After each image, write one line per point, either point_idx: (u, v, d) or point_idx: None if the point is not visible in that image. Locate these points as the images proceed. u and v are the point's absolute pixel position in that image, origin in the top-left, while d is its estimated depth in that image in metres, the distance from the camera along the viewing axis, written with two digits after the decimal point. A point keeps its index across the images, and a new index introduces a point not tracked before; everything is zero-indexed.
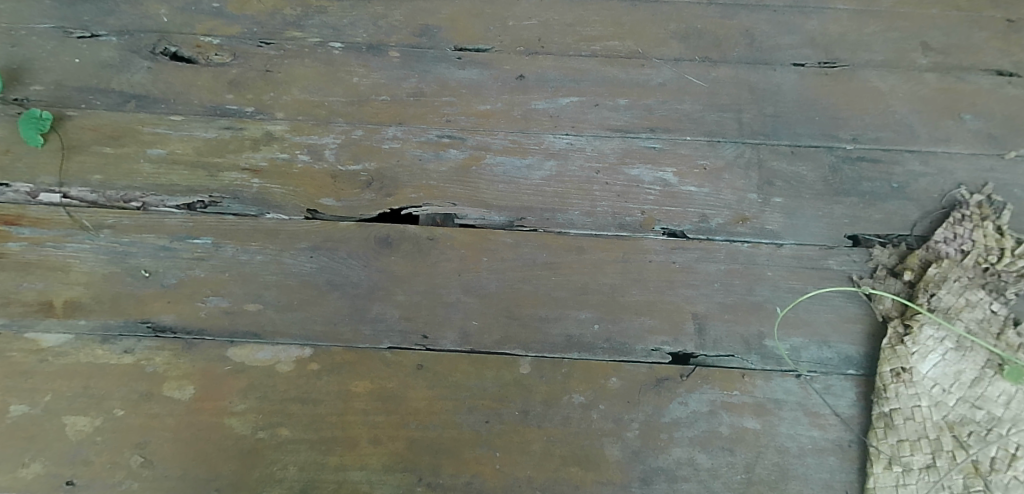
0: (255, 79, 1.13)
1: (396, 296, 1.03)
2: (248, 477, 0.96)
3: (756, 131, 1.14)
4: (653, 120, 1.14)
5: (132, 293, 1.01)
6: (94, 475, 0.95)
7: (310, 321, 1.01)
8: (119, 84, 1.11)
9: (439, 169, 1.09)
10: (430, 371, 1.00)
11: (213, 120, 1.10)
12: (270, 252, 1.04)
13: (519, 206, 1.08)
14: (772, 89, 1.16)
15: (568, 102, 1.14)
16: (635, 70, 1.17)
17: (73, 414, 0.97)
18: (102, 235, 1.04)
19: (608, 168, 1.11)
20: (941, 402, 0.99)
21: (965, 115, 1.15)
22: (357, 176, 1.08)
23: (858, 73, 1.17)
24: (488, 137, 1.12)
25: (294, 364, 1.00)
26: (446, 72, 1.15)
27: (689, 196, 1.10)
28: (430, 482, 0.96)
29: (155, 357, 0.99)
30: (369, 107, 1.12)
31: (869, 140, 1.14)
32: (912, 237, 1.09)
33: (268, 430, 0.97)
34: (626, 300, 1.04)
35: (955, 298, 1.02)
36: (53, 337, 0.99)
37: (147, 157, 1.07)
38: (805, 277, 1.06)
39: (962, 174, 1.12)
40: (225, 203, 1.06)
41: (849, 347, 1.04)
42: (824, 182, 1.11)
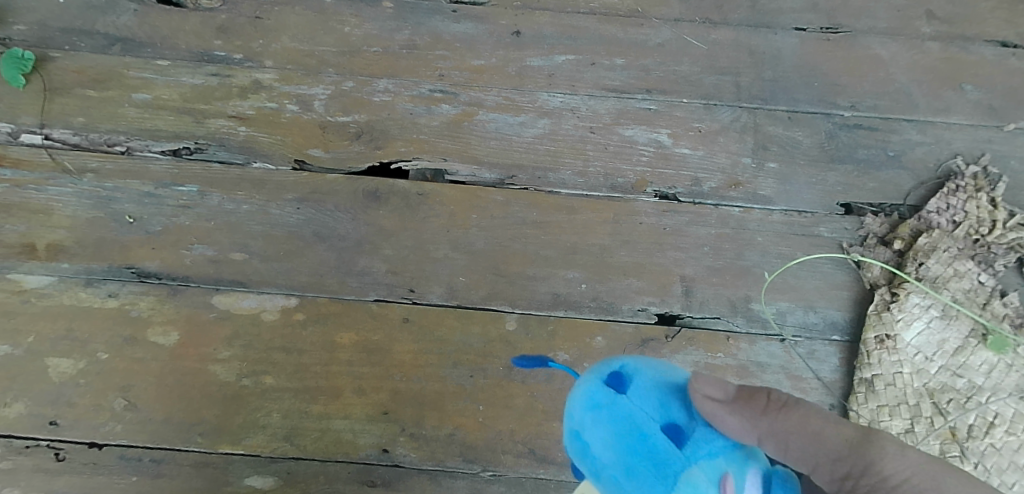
0: (244, 26, 1.10)
1: (384, 250, 1.02)
2: (231, 423, 0.96)
3: (753, 95, 1.12)
4: (649, 81, 1.12)
5: (116, 239, 1.01)
6: (77, 417, 0.95)
7: (297, 272, 1.01)
8: (105, 26, 1.08)
9: (431, 124, 1.08)
10: (415, 325, 1.00)
11: (200, 66, 1.08)
12: (256, 202, 1.03)
13: (510, 164, 1.07)
14: (772, 53, 1.14)
15: (564, 60, 1.12)
16: (634, 29, 1.14)
17: (56, 356, 0.97)
18: (85, 179, 1.02)
19: (601, 128, 1.10)
20: (923, 369, 1.00)
21: (965, 86, 1.13)
22: (346, 128, 1.07)
23: (860, 39, 1.15)
24: (482, 93, 1.10)
25: (280, 313, 0.99)
26: (441, 25, 1.12)
27: (682, 159, 1.09)
28: (412, 433, 0.97)
29: (139, 302, 0.99)
30: (361, 59, 1.10)
31: (867, 107, 1.12)
32: (905, 207, 1.09)
33: (251, 378, 0.97)
34: (614, 261, 1.04)
35: (944, 268, 1.03)
36: (35, 279, 0.99)
37: (133, 101, 1.06)
38: (795, 243, 1.06)
39: (959, 145, 1.11)
40: (211, 151, 1.05)
41: (835, 313, 1.04)
42: (819, 148, 1.10)
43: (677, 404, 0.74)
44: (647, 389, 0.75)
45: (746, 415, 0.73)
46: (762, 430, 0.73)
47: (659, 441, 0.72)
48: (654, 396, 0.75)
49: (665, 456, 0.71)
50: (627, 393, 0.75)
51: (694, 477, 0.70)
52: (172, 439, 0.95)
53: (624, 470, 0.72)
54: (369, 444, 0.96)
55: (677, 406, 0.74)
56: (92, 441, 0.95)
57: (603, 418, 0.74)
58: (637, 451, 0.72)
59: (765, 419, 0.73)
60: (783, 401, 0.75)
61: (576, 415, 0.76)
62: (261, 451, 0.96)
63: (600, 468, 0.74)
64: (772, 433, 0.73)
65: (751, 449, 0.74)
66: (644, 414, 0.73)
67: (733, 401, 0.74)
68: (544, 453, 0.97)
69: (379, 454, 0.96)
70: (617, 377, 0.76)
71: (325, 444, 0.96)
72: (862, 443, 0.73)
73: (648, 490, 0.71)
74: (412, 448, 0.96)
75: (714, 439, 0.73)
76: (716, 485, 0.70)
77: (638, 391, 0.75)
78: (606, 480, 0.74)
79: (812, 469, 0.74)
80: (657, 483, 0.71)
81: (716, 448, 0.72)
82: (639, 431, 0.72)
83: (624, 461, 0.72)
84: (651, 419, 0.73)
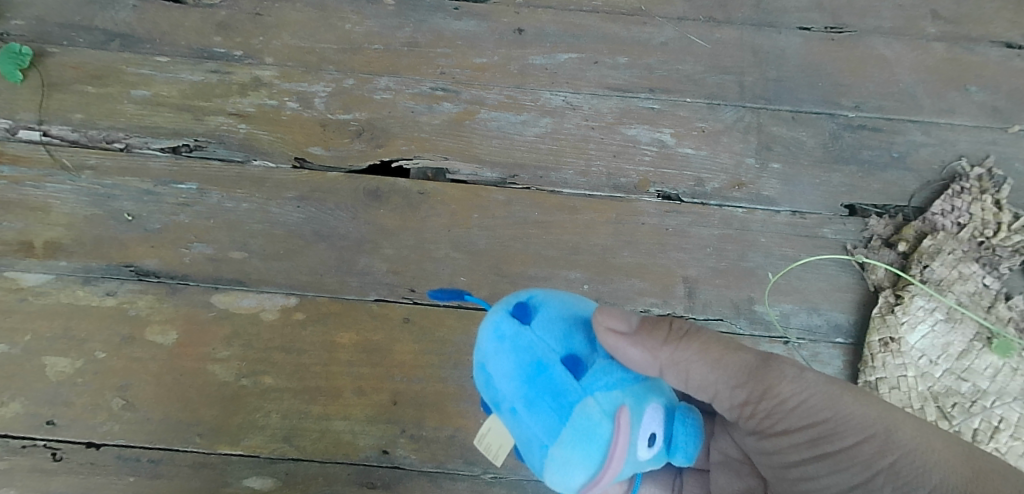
0: (244, 23, 1.09)
1: (385, 249, 1.02)
2: (229, 423, 0.95)
3: (757, 95, 1.11)
4: (652, 80, 1.11)
5: (115, 237, 1.00)
6: (74, 416, 0.94)
7: (297, 271, 1.00)
8: (104, 22, 1.07)
9: (432, 122, 1.07)
10: (416, 325, 0.99)
11: (200, 63, 1.07)
12: (256, 200, 1.02)
13: (512, 163, 1.07)
14: (775, 53, 1.13)
15: (567, 59, 1.11)
16: (637, 28, 1.13)
17: (54, 355, 0.96)
18: (83, 176, 1.01)
19: (604, 127, 1.09)
20: (927, 373, 1.00)
21: (970, 87, 1.13)
22: (347, 125, 1.06)
23: (864, 39, 1.14)
24: (483, 91, 1.09)
25: (279, 313, 0.99)
26: (442, 22, 1.11)
27: (685, 159, 1.08)
28: (413, 434, 0.96)
29: (137, 301, 0.98)
30: (362, 56, 1.09)
31: (871, 108, 1.12)
32: (910, 209, 1.08)
33: (251, 378, 0.96)
34: (617, 262, 1.03)
35: (948, 271, 1.02)
36: (33, 277, 0.98)
37: (132, 98, 1.05)
38: (798, 244, 1.05)
39: (963, 146, 1.10)
40: (211, 148, 1.04)
41: (839, 315, 1.03)
42: (823, 149, 1.09)
43: (580, 338, 0.71)
44: (552, 320, 0.71)
45: (650, 344, 0.73)
46: (665, 361, 0.74)
47: (559, 374, 0.68)
48: (557, 327, 0.70)
49: (565, 390, 0.67)
50: (530, 323, 0.70)
51: (589, 409, 0.67)
52: (170, 439, 0.94)
53: (521, 402, 0.68)
54: (369, 445, 0.95)
55: (580, 341, 0.70)
56: (89, 441, 0.94)
57: (504, 347, 0.69)
58: (535, 383, 0.67)
59: (666, 349, 0.75)
60: (685, 329, 0.79)
61: (481, 347, 0.71)
62: (260, 452, 0.95)
63: (499, 400, 0.69)
64: (672, 362, 0.75)
65: (646, 384, 0.72)
66: (545, 344, 0.69)
67: (635, 333, 0.73)
68: None
69: (379, 456, 0.95)
70: (522, 308, 0.71)
71: (324, 445, 0.95)
72: (758, 368, 0.79)
73: (545, 421, 0.67)
74: (412, 449, 0.95)
75: (612, 373, 0.70)
76: (614, 417, 0.67)
77: (544, 322, 0.70)
78: (504, 413, 0.70)
79: (711, 395, 0.80)
80: (552, 415, 0.67)
81: (613, 381, 0.69)
82: (538, 362, 0.68)
83: (521, 391, 0.68)
84: (551, 350, 0.68)
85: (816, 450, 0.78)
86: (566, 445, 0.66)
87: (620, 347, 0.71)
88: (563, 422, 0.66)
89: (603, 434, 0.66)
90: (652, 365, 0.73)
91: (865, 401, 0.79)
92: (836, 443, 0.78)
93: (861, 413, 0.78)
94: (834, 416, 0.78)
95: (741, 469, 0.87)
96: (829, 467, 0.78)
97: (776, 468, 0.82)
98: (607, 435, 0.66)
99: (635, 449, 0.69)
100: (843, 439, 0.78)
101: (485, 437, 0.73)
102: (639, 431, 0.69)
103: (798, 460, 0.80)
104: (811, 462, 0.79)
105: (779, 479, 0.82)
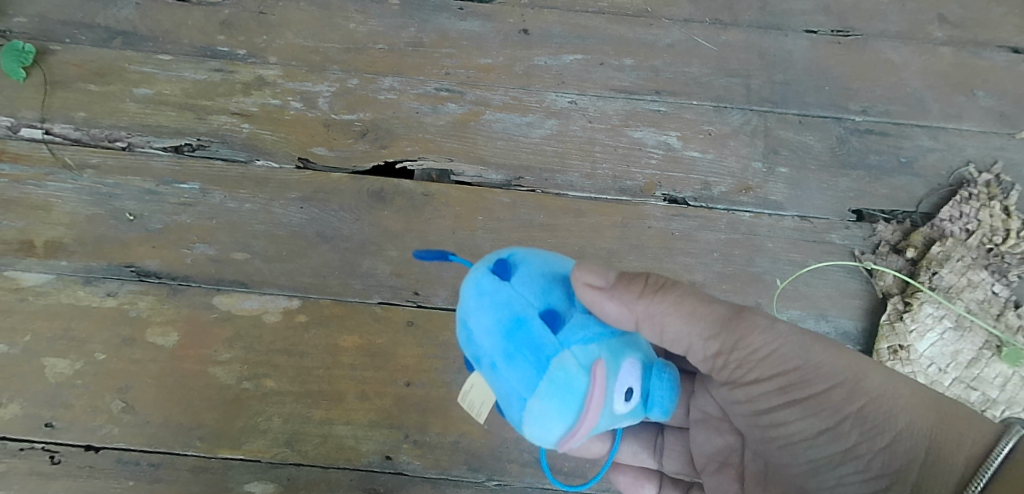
0: (247, 21, 1.08)
1: (388, 251, 1.00)
2: (231, 427, 0.94)
3: (764, 98, 1.11)
4: (658, 82, 1.10)
5: (116, 237, 0.99)
6: (74, 418, 0.93)
7: (300, 273, 0.99)
8: (106, 19, 1.06)
9: (437, 123, 1.06)
10: (420, 328, 0.98)
11: (203, 61, 1.06)
12: (259, 201, 1.01)
13: (517, 166, 1.06)
14: (783, 56, 1.12)
15: (572, 60, 1.10)
16: (643, 29, 1.12)
17: (54, 356, 0.95)
18: (85, 175, 1.00)
19: (610, 130, 1.08)
20: (936, 381, 1.00)
21: (977, 92, 1.12)
22: (351, 126, 1.05)
23: (872, 43, 1.13)
24: (488, 92, 1.08)
25: (282, 315, 0.97)
26: (447, 22, 1.10)
27: (692, 162, 1.07)
28: (417, 440, 0.95)
29: (138, 302, 0.97)
30: (366, 56, 1.08)
31: (879, 112, 1.11)
32: (918, 214, 1.07)
33: (252, 381, 0.95)
34: (622, 266, 1.02)
35: (957, 278, 1.02)
36: (33, 277, 0.97)
37: (134, 96, 1.04)
38: (806, 250, 1.04)
39: (971, 152, 1.09)
40: (214, 148, 1.03)
41: (846, 322, 1.02)
42: (830, 153, 1.08)
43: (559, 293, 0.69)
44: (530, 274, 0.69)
45: (626, 295, 0.71)
46: (639, 312, 0.72)
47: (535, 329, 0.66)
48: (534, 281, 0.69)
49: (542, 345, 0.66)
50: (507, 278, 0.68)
51: (566, 362, 0.65)
52: (170, 443, 0.93)
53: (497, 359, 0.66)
54: (372, 450, 0.94)
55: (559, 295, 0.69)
56: (89, 444, 0.93)
57: (484, 303, 0.68)
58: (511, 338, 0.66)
59: (642, 302, 0.73)
60: (661, 284, 0.76)
61: (463, 304, 0.70)
62: (262, 456, 0.94)
63: (479, 356, 0.68)
64: (647, 315, 0.73)
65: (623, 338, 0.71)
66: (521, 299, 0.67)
67: (613, 287, 0.71)
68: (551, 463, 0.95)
69: (382, 461, 0.94)
70: (503, 264, 0.69)
71: (327, 450, 0.94)
72: (732, 319, 0.77)
73: (523, 376, 0.65)
74: (416, 455, 0.95)
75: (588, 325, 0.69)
76: (591, 370, 0.66)
77: (524, 278, 0.69)
78: (483, 369, 0.68)
79: (685, 348, 0.79)
80: (530, 369, 0.65)
81: (591, 334, 0.68)
82: (516, 317, 0.66)
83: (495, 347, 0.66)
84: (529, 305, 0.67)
85: (788, 397, 0.77)
86: (543, 400, 0.65)
87: (596, 301, 0.69)
88: (539, 375, 0.65)
89: (579, 388, 0.65)
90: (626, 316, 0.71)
91: (836, 351, 0.77)
92: (806, 391, 0.76)
93: (831, 361, 0.77)
94: (804, 365, 0.77)
95: (723, 425, 0.88)
96: (800, 412, 0.77)
97: (748, 417, 0.81)
98: (584, 389, 0.65)
99: (613, 402, 0.68)
100: (813, 387, 0.76)
101: (468, 395, 0.72)
102: (616, 383, 0.68)
103: (769, 407, 0.79)
104: (782, 408, 0.78)
105: (753, 427, 0.81)
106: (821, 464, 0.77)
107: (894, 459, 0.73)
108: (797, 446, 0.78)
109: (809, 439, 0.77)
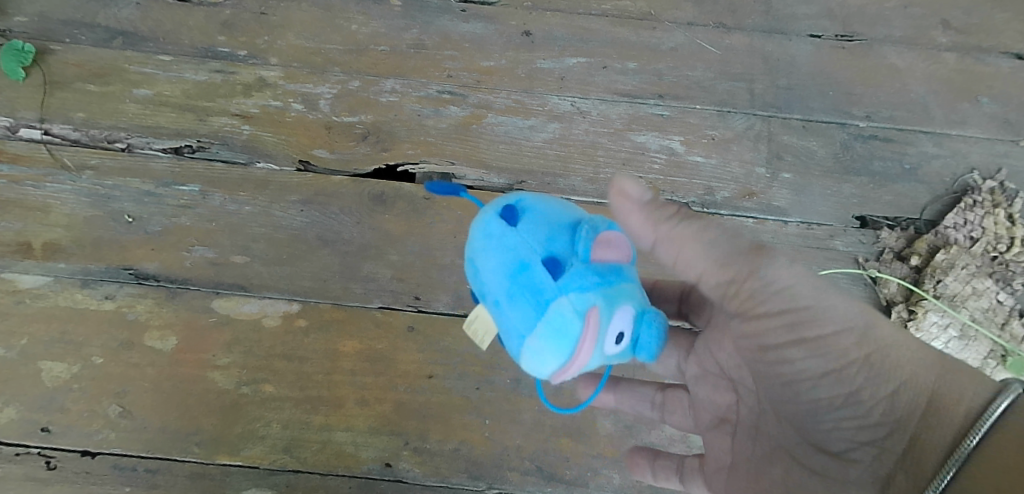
0: (249, 21, 1.07)
1: (389, 256, 1.00)
2: (229, 432, 0.93)
3: (768, 103, 1.10)
4: (661, 86, 1.10)
5: (114, 239, 0.98)
6: (70, 423, 0.92)
7: (300, 277, 0.98)
8: (106, 19, 1.05)
9: (438, 126, 1.05)
10: (421, 334, 0.97)
11: (203, 62, 1.05)
12: (259, 204, 1.00)
13: (519, 169, 1.05)
14: (787, 60, 1.12)
15: (575, 63, 1.10)
16: (647, 32, 1.12)
17: (51, 360, 0.94)
18: (84, 176, 0.99)
19: (613, 134, 1.07)
20: None
21: (981, 98, 1.11)
22: (352, 128, 1.04)
23: (876, 48, 1.13)
24: (491, 95, 1.07)
25: (281, 319, 0.97)
26: (449, 25, 1.10)
27: (695, 167, 1.06)
28: (417, 447, 0.94)
29: (136, 305, 0.96)
30: (368, 58, 1.07)
31: (882, 118, 1.10)
32: (922, 221, 1.06)
33: (251, 386, 0.94)
34: None
35: (962, 286, 1.02)
36: (31, 279, 0.96)
37: (134, 97, 1.03)
38: (810, 256, 1.03)
39: (975, 158, 1.08)
40: (214, 149, 1.02)
41: None
42: (834, 159, 1.08)
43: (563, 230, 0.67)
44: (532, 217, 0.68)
45: (642, 215, 0.75)
46: (650, 235, 0.76)
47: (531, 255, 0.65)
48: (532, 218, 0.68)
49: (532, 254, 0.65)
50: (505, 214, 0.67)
51: (562, 308, 0.64)
52: (168, 448, 0.92)
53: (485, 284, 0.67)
54: (372, 458, 0.94)
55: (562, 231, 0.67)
56: (85, 449, 0.92)
57: (491, 247, 0.67)
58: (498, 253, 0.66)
59: (666, 224, 0.75)
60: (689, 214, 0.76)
61: (473, 246, 0.69)
62: (260, 463, 0.93)
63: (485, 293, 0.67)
64: (669, 238, 0.75)
65: (625, 276, 0.68)
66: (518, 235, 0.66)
67: (647, 202, 0.75)
68: (552, 471, 0.94)
69: (382, 468, 0.93)
70: (511, 209, 0.68)
71: (326, 457, 0.93)
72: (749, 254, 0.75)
73: (522, 316, 0.65)
74: (416, 462, 0.94)
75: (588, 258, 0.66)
76: (587, 316, 0.64)
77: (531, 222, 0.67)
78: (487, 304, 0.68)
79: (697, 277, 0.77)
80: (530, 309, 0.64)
81: (591, 279, 0.65)
82: (518, 260, 0.65)
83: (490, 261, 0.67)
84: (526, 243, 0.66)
85: (796, 335, 0.75)
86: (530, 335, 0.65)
87: (622, 194, 0.75)
88: (526, 310, 0.65)
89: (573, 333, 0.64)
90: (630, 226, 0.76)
91: (848, 298, 0.76)
92: (814, 330, 0.74)
93: (843, 306, 0.75)
94: (817, 304, 0.74)
95: (721, 378, 0.87)
96: (808, 351, 0.75)
97: (754, 353, 0.80)
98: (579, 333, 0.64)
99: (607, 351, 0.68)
100: (823, 327, 0.74)
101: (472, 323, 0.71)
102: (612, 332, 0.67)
103: (772, 346, 0.78)
104: (789, 345, 0.76)
105: (759, 363, 0.80)
106: (818, 409, 0.76)
107: (896, 406, 0.72)
108: (803, 383, 0.76)
109: (805, 380, 0.76)
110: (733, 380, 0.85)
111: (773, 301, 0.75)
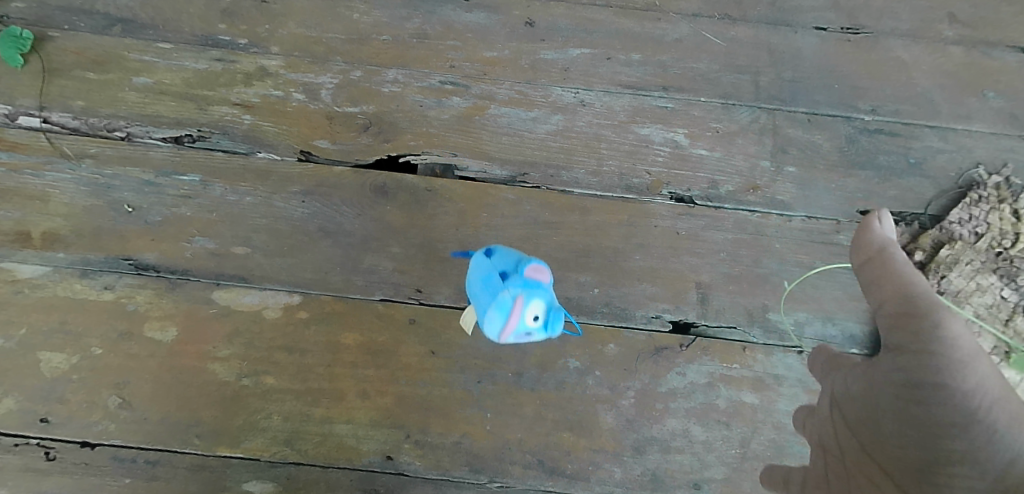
0: (249, 9, 1.06)
1: (391, 248, 0.99)
2: (230, 424, 0.93)
3: (773, 96, 1.09)
4: (665, 78, 1.09)
5: (114, 229, 0.97)
6: (70, 414, 0.92)
7: (301, 268, 0.97)
8: (105, 6, 1.04)
9: (441, 117, 1.04)
10: (422, 326, 0.97)
11: (203, 50, 1.04)
12: (259, 194, 0.99)
13: (522, 161, 1.04)
14: (792, 53, 1.11)
15: (579, 54, 1.08)
16: (651, 24, 1.10)
17: (50, 350, 0.93)
18: (83, 165, 0.98)
19: (616, 126, 1.06)
20: None
21: (988, 93, 1.10)
22: (354, 118, 1.03)
23: (883, 41, 1.12)
24: (494, 86, 1.06)
25: (282, 311, 0.96)
26: (452, 14, 1.08)
27: (699, 161, 1.06)
28: (418, 440, 0.94)
29: (136, 296, 0.95)
30: (369, 47, 1.06)
31: (888, 112, 1.09)
32: (926, 216, 1.05)
33: (252, 378, 0.94)
34: (628, 265, 1.01)
35: (965, 282, 1.02)
36: (30, 269, 0.95)
37: (133, 85, 1.02)
38: (814, 251, 1.03)
39: (981, 153, 1.07)
40: (214, 139, 1.01)
41: (853, 325, 1.01)
42: (839, 153, 1.07)
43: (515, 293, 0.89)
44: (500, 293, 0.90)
45: (901, 260, 0.73)
46: (859, 258, 0.76)
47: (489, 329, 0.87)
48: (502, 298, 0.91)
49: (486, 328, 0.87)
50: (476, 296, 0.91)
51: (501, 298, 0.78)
52: (168, 440, 0.92)
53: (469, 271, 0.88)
54: (373, 450, 0.93)
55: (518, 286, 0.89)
56: (84, 440, 0.91)
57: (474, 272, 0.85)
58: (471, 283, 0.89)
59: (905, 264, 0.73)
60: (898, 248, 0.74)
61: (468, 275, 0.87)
62: (261, 455, 0.92)
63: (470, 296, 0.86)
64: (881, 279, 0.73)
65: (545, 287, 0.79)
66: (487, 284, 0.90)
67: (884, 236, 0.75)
68: (554, 465, 0.94)
69: (383, 461, 0.93)
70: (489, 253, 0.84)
71: (327, 449, 0.93)
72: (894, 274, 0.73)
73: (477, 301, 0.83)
74: (417, 456, 0.93)
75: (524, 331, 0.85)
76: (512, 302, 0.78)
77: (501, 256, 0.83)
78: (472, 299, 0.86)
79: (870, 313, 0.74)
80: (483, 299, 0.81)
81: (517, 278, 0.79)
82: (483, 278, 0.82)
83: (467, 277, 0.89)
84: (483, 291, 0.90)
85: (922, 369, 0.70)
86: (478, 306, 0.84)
87: (868, 218, 0.77)
88: None
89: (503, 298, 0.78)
90: (857, 255, 0.76)
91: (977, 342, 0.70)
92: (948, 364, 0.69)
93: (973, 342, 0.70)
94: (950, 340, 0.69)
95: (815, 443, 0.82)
96: (937, 389, 0.69)
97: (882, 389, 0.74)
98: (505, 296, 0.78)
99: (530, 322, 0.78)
100: (954, 359, 0.69)
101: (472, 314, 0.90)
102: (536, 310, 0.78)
103: (879, 398, 0.74)
104: (914, 378, 0.70)
105: (884, 407, 0.73)
106: (918, 466, 0.70)
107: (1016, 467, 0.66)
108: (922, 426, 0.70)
109: (908, 433, 0.71)
110: (824, 445, 0.80)
111: (897, 334, 0.72)
